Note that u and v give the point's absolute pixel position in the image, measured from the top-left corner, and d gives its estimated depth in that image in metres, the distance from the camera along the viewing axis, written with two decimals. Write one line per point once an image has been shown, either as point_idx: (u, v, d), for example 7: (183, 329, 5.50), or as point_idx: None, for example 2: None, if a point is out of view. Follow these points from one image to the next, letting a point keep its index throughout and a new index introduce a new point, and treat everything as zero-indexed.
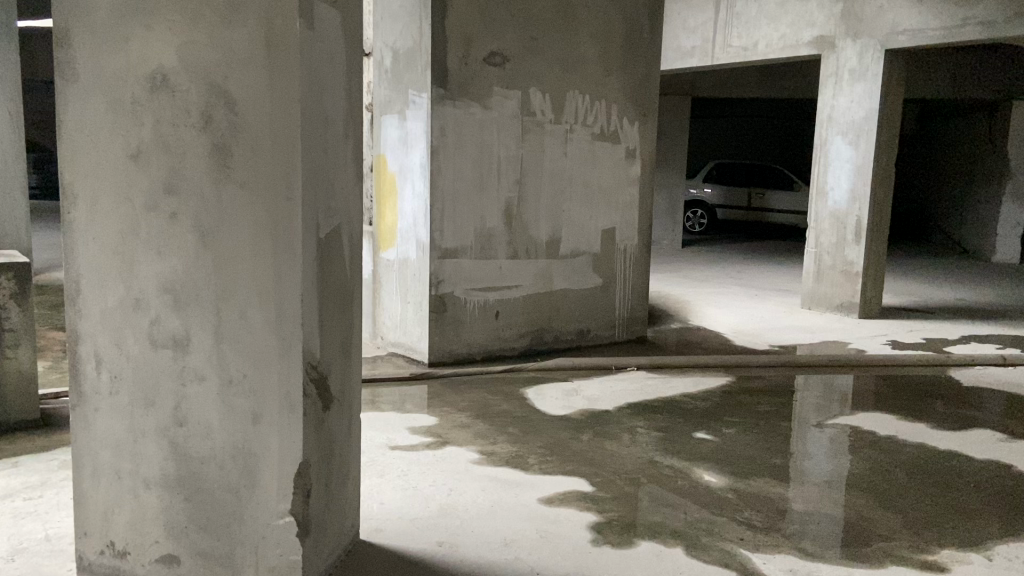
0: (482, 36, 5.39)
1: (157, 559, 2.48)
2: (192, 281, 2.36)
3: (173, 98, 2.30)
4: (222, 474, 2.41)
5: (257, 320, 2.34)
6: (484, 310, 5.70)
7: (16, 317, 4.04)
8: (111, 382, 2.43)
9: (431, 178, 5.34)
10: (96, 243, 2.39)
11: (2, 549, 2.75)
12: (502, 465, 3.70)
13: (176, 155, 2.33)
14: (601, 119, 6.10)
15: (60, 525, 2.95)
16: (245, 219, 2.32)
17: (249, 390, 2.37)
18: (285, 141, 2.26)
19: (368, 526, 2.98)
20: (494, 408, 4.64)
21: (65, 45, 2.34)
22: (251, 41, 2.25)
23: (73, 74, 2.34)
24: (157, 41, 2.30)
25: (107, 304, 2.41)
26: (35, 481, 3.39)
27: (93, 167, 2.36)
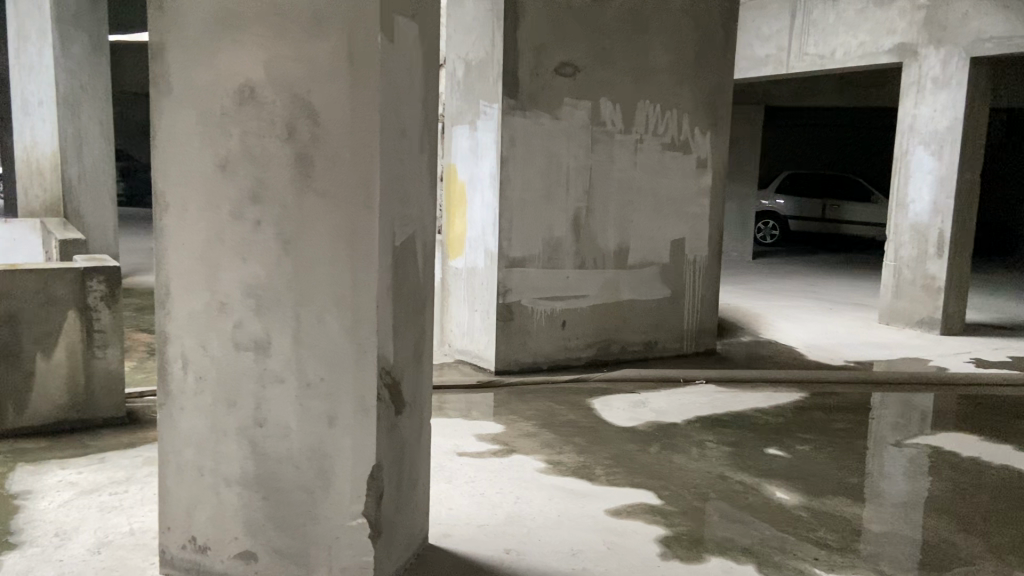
0: (553, 47, 5.42)
1: (236, 555, 2.57)
2: (274, 287, 2.44)
3: (259, 109, 2.40)
4: (298, 474, 2.48)
5: (333, 326, 2.41)
6: (551, 319, 5.71)
7: (106, 318, 4.24)
8: (196, 382, 2.54)
9: (501, 188, 5.39)
10: (184, 249, 2.50)
11: (90, 541, 2.89)
12: (569, 475, 3.70)
13: (261, 164, 2.42)
14: (672, 129, 6.05)
15: (144, 520, 3.08)
16: (324, 227, 2.39)
17: (326, 393, 2.43)
18: (365, 153, 2.33)
19: (437, 531, 3.01)
20: (560, 418, 4.64)
21: (158, 59, 2.46)
22: (334, 54, 2.33)
23: (167, 86, 2.46)
24: (245, 55, 2.40)
25: (193, 307, 2.51)
26: (120, 476, 3.54)
27: (182, 175, 2.47)
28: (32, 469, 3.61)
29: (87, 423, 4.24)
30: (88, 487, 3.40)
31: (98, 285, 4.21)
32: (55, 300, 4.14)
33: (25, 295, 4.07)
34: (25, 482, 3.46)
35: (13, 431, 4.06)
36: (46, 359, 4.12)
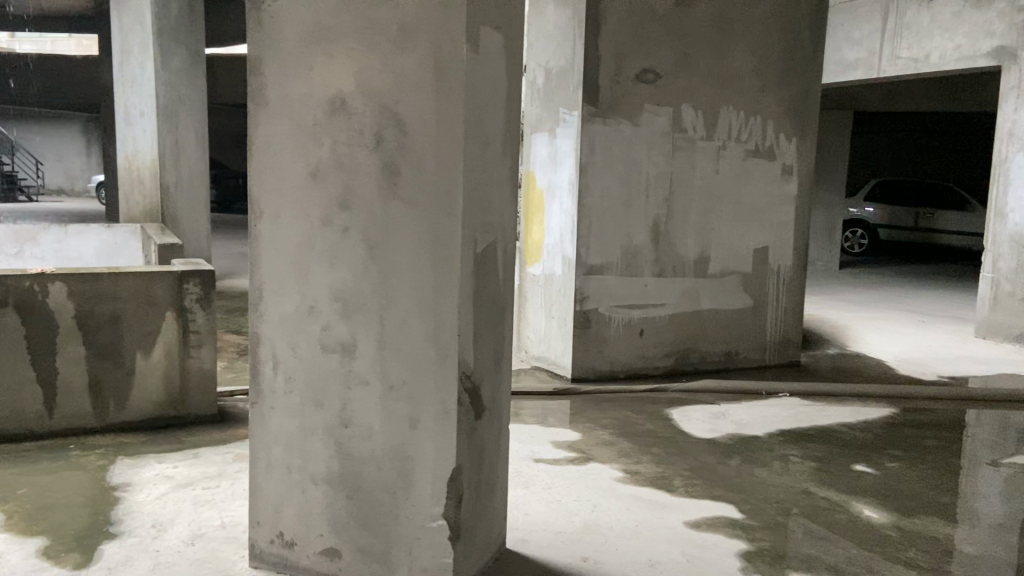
0: (634, 54, 5.40)
1: (321, 552, 2.65)
2: (360, 291, 2.51)
3: (349, 120, 2.48)
4: (381, 474, 2.54)
5: (416, 330, 2.46)
6: (629, 328, 5.68)
7: (201, 320, 4.44)
8: (285, 382, 2.63)
9: (580, 195, 5.39)
10: (276, 253, 2.60)
11: (184, 533, 3.02)
12: (648, 485, 3.66)
13: (350, 172, 2.50)
14: (756, 136, 5.94)
15: (235, 514, 3.21)
16: (409, 232, 2.44)
17: (408, 396, 2.49)
18: (450, 161, 2.38)
19: (514, 536, 3.04)
20: (638, 427, 4.61)
21: (256, 71, 2.57)
22: (421, 66, 2.38)
23: (263, 98, 2.57)
24: (336, 68, 2.48)
25: (284, 310, 2.61)
26: (213, 471, 3.70)
27: (276, 183, 2.58)
28: (132, 462, 3.81)
29: (182, 419, 4.44)
30: (183, 481, 3.56)
31: (194, 287, 4.41)
32: (154, 301, 4.34)
33: (127, 297, 4.28)
34: (125, 475, 3.65)
35: (114, 425, 4.29)
36: (146, 357, 4.33)
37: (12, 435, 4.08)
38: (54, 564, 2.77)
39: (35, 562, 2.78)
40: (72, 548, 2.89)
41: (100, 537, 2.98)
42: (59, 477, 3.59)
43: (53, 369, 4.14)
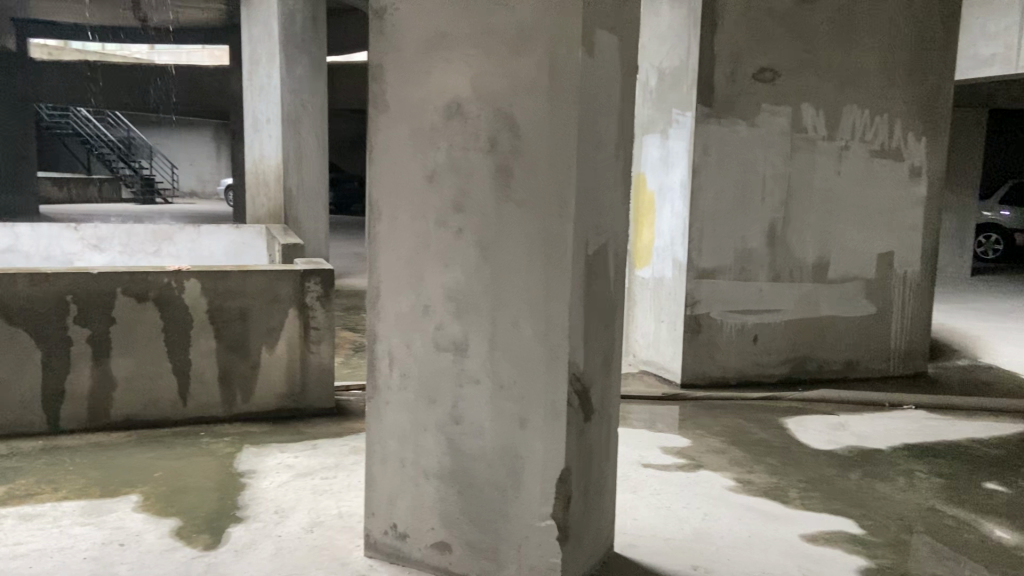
0: (751, 53, 5.27)
1: (433, 545, 2.72)
2: (473, 291, 2.56)
3: (465, 124, 2.53)
4: (491, 472, 2.58)
5: (526, 331, 2.48)
6: (742, 334, 5.53)
7: (321, 316, 4.64)
8: (400, 379, 2.73)
9: (692, 198, 5.29)
10: (394, 254, 2.69)
11: (304, 520, 3.17)
12: (761, 496, 3.56)
13: (465, 175, 2.55)
14: (881, 135, 5.67)
15: (351, 504, 3.33)
16: (521, 234, 2.47)
17: (518, 396, 2.51)
18: (562, 163, 2.39)
19: (623, 540, 3.02)
20: (750, 436, 4.48)
21: (378, 79, 2.67)
22: (536, 70, 2.40)
23: (383, 104, 2.66)
24: (454, 74, 2.54)
25: (400, 308, 2.70)
26: (331, 462, 3.86)
27: (395, 186, 2.67)
28: (257, 451, 4.02)
29: (301, 412, 4.65)
30: (304, 470, 3.73)
31: (314, 286, 4.61)
32: (278, 299, 4.57)
33: (253, 294, 4.52)
34: (251, 462, 3.86)
35: (240, 415, 4.53)
36: (269, 351, 4.56)
37: (150, 422, 4.37)
38: (187, 544, 2.95)
39: (170, 541, 2.98)
40: (202, 530, 3.08)
41: (228, 521, 3.16)
42: (192, 463, 3.83)
43: (187, 360, 4.41)
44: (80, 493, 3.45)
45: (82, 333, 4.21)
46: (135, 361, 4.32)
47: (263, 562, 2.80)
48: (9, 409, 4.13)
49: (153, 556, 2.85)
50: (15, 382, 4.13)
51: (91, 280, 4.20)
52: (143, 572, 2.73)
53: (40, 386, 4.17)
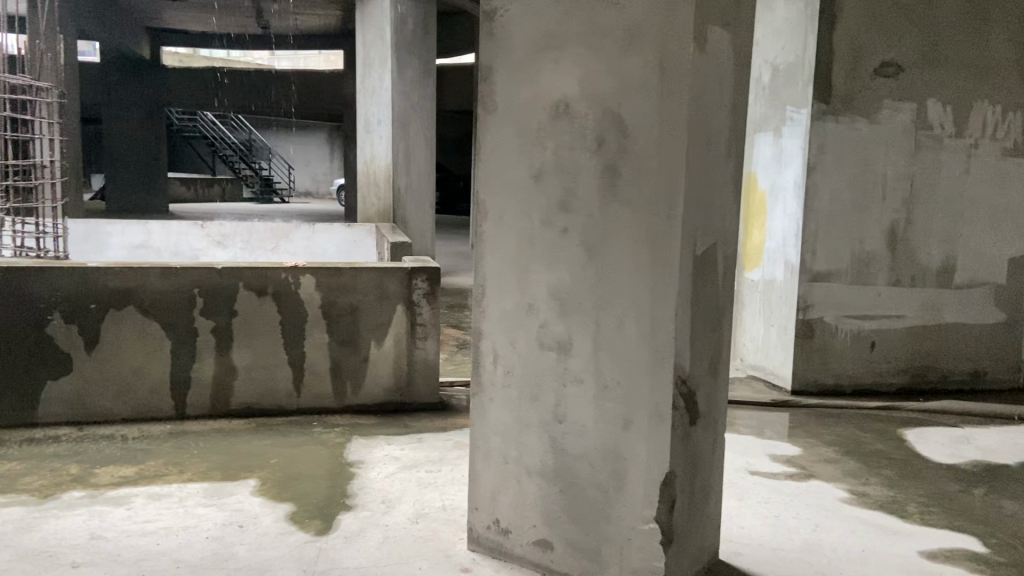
0: (872, 47, 5.04)
1: (534, 542, 2.73)
2: (577, 291, 2.56)
3: (573, 123, 2.53)
4: (594, 473, 2.57)
5: (631, 331, 2.46)
6: (858, 340, 5.29)
7: (427, 313, 4.75)
8: (504, 376, 2.76)
9: (806, 198, 5.10)
10: (500, 252, 2.72)
11: (410, 511, 3.25)
12: (876, 509, 3.40)
13: (571, 175, 2.55)
14: (1015, 132, 5.31)
15: (454, 497, 3.40)
16: (627, 234, 2.45)
17: (622, 397, 2.49)
18: (670, 163, 2.35)
19: (728, 548, 2.95)
20: (865, 446, 4.29)
21: (486, 80, 2.71)
22: (646, 69, 2.38)
23: (491, 105, 2.70)
24: (562, 73, 2.55)
25: (505, 306, 2.73)
26: (435, 456, 3.95)
27: (502, 185, 2.70)
28: (365, 442, 4.15)
29: (408, 406, 4.78)
30: (409, 463, 3.83)
31: (421, 284, 4.73)
32: (387, 295, 4.71)
33: (364, 290, 4.67)
34: (360, 452, 3.99)
35: (350, 407, 4.69)
36: (378, 346, 4.71)
37: (267, 410, 4.58)
38: (300, 528, 3.09)
39: (284, 525, 3.12)
40: (314, 516, 3.21)
41: (338, 508, 3.28)
42: (305, 451, 4.00)
43: (301, 353, 4.60)
44: (203, 475, 3.66)
45: (206, 325, 4.46)
46: (254, 353, 4.54)
47: (371, 550, 2.90)
48: (142, 395, 4.42)
49: (269, 539, 2.99)
50: (146, 369, 4.41)
51: (216, 274, 4.44)
52: (260, 553, 2.87)
53: (169, 374, 4.44)
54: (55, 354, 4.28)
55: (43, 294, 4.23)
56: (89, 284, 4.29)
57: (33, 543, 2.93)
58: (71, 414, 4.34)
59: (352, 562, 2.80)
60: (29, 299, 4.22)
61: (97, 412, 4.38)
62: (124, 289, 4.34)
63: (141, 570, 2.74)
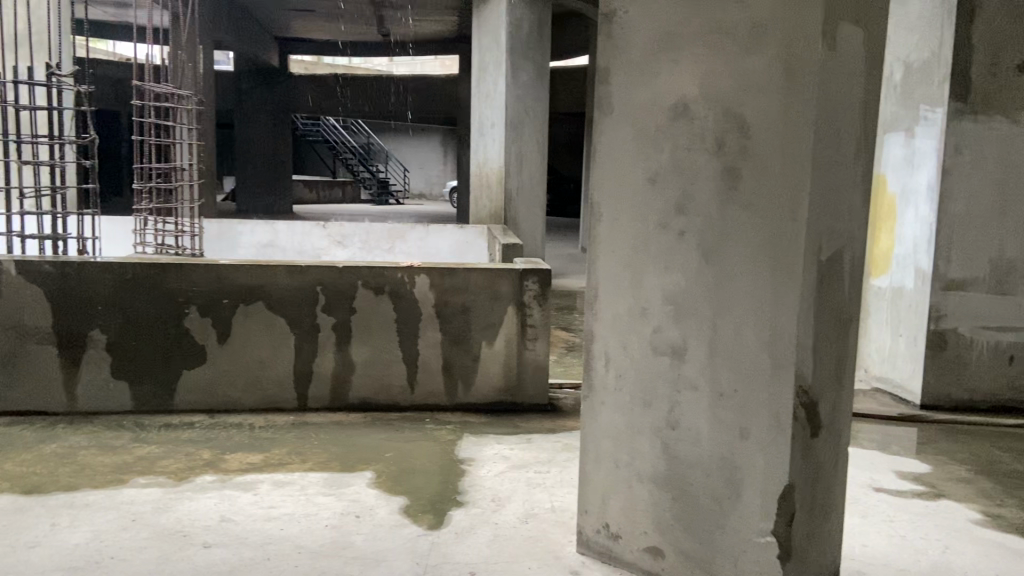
0: (1016, 41, 4.70)
1: (645, 549, 2.70)
2: (693, 295, 2.51)
3: (691, 124, 2.49)
4: (708, 481, 2.52)
5: (750, 337, 2.39)
6: (996, 353, 4.95)
7: (538, 315, 4.77)
8: (616, 380, 2.74)
9: (940, 202, 4.82)
10: (614, 255, 2.71)
11: (519, 510, 3.28)
12: (1015, 534, 3.17)
13: (689, 178, 2.51)
14: None
15: (564, 499, 3.40)
16: (747, 238, 2.38)
17: (739, 405, 2.42)
18: (795, 166, 2.27)
19: (850, 566, 2.82)
20: (1002, 466, 4.01)
21: (604, 81, 2.70)
22: (771, 68, 2.31)
23: (608, 106, 2.69)
24: (682, 74, 2.51)
25: (618, 309, 2.72)
26: (544, 457, 3.97)
27: (617, 188, 2.68)
28: (476, 440, 4.22)
29: (518, 406, 4.82)
30: (519, 462, 3.86)
31: (532, 285, 4.76)
32: (499, 296, 4.77)
33: (476, 290, 4.75)
34: (471, 450, 4.06)
35: (461, 406, 4.78)
36: (489, 346, 4.77)
37: (382, 405, 4.73)
38: (414, 521, 3.17)
39: (399, 517, 3.21)
40: (427, 510, 3.28)
41: (450, 504, 3.35)
42: (418, 446, 4.11)
43: (415, 351, 4.72)
44: (322, 466, 3.82)
45: (327, 321, 4.65)
46: (371, 349, 4.69)
47: (482, 547, 2.94)
48: (268, 386, 4.65)
49: (384, 530, 3.09)
50: (272, 362, 4.64)
51: (336, 273, 4.63)
52: (375, 544, 2.96)
53: (292, 367, 4.66)
54: (191, 346, 4.57)
55: (181, 289, 4.53)
56: (222, 280, 4.55)
57: (170, 522, 3.13)
58: (204, 402, 4.61)
59: (464, 558, 2.85)
60: (170, 294, 4.52)
61: (227, 401, 4.64)
62: (253, 286, 4.58)
63: (265, 553, 2.89)
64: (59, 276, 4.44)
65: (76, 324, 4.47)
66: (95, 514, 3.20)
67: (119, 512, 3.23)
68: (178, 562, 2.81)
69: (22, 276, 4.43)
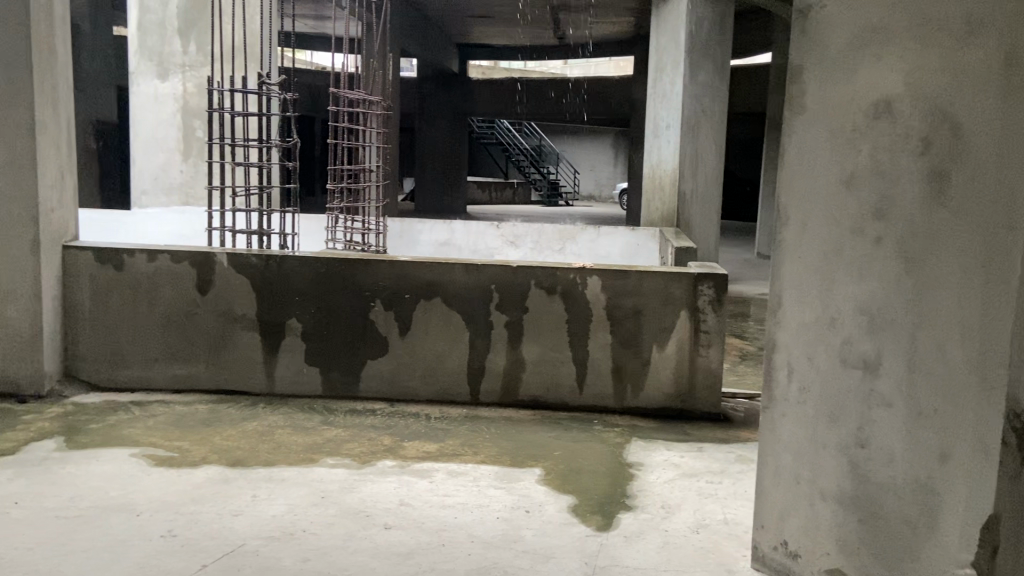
0: None
1: (827, 571, 2.56)
2: (889, 306, 2.35)
3: (894, 124, 2.33)
4: (901, 505, 2.33)
5: (954, 354, 2.18)
6: None
7: (712, 320, 4.65)
8: (800, 392, 2.63)
9: None
10: (802, 262, 2.59)
11: (690, 520, 3.22)
12: None
13: (889, 180, 2.35)
14: None
15: (737, 512, 3.30)
16: (955, 245, 2.18)
17: (939, 426, 2.23)
18: (1014, 166, 2.05)
19: None
20: None
21: (797, 80, 2.60)
22: (989, 61, 2.10)
23: (801, 105, 2.58)
24: (886, 70, 2.36)
25: (805, 318, 2.60)
26: (716, 467, 3.86)
27: (808, 191, 2.57)
28: (645, 445, 4.17)
29: (688, 413, 4.72)
30: (689, 471, 3.78)
31: (708, 290, 4.65)
32: (672, 300, 4.68)
33: (649, 293, 4.69)
34: (640, 455, 4.02)
35: (630, 409, 4.74)
36: (660, 350, 4.70)
37: (552, 404, 4.79)
38: (582, 521, 3.19)
39: (568, 516, 3.24)
40: (595, 511, 3.29)
41: (618, 507, 3.34)
42: (586, 447, 4.12)
43: (585, 351, 4.74)
44: (493, 459, 3.93)
45: (500, 319, 4.78)
46: (542, 348, 4.77)
47: (651, 553, 2.92)
48: (443, 378, 4.84)
49: (553, 527, 3.13)
50: (447, 356, 4.83)
51: (511, 272, 4.74)
52: (544, 540, 3.01)
53: (467, 362, 4.82)
54: (375, 337, 4.84)
55: (368, 283, 4.81)
56: (404, 276, 4.80)
57: (354, 502, 3.34)
58: (384, 391, 4.88)
59: (633, 562, 2.84)
60: (358, 288, 4.82)
61: (406, 392, 4.87)
62: (432, 282, 4.79)
63: (441, 539, 3.01)
64: (263, 268, 4.85)
65: (275, 313, 4.87)
66: (289, 489, 3.48)
67: (310, 488, 3.48)
68: (362, 540, 2.99)
69: (232, 266, 4.86)
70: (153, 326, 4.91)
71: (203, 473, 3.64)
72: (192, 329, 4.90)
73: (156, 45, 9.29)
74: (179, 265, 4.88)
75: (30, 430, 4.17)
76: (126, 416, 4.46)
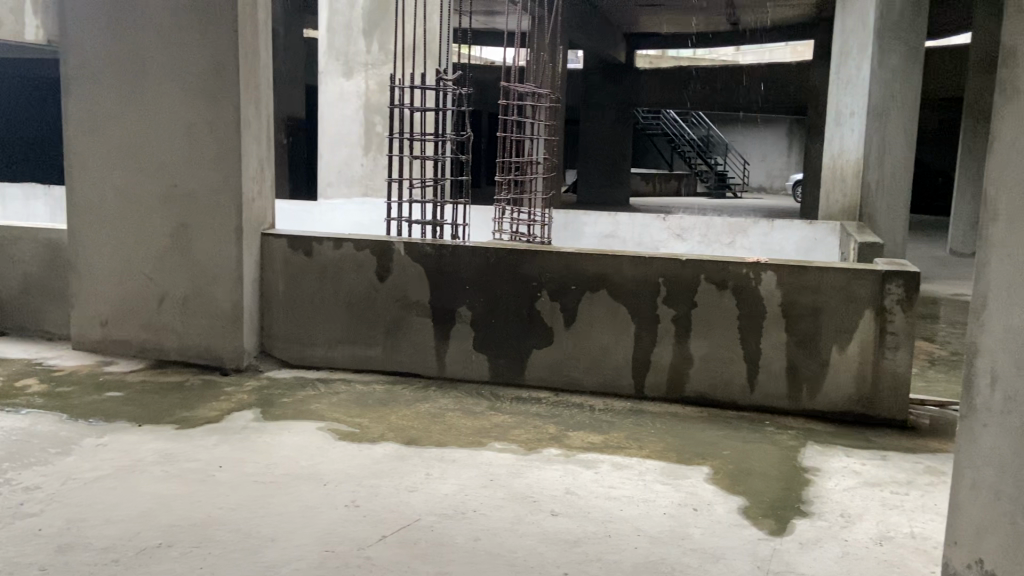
0: None
1: None
2: None
3: None
4: None
5: None
6: None
7: (900, 322, 4.35)
8: (1004, 401, 2.23)
9: None
10: (1013, 260, 2.20)
11: (872, 531, 3.04)
12: None
13: None
14: None
15: (926, 527, 3.08)
16: None
17: None
18: None
19: None
20: None
21: (1009, 58, 2.20)
22: None
23: (1013, 86, 2.19)
24: None
25: (1013, 321, 2.20)
26: (901, 478, 3.61)
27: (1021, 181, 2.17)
28: (822, 450, 3.98)
29: (871, 419, 4.44)
30: (871, 480, 3.56)
31: (896, 288, 4.35)
32: (856, 298, 4.41)
33: (829, 291, 4.45)
34: (817, 460, 3.83)
35: (805, 411, 4.54)
36: (841, 351, 4.45)
37: (720, 402, 4.66)
38: (753, 524, 3.09)
39: (738, 517, 3.15)
40: (768, 515, 3.17)
41: (794, 512, 3.20)
42: (757, 448, 3.98)
43: (758, 350, 4.58)
44: (659, 454, 3.88)
45: (667, 312, 4.70)
46: (711, 344, 4.65)
47: (828, 563, 2.78)
48: (608, 370, 4.84)
49: (724, 527, 3.05)
50: (613, 349, 4.82)
51: (681, 266, 4.65)
52: (714, 539, 2.95)
53: (632, 355, 4.79)
54: (542, 327, 4.92)
55: (535, 274, 4.89)
56: (571, 268, 4.83)
57: (522, 487, 3.42)
58: (549, 380, 4.94)
59: (809, 570, 2.73)
60: (526, 278, 4.91)
61: (571, 382, 4.91)
62: (598, 275, 4.79)
63: (607, 529, 3.02)
64: (437, 257, 5.05)
65: (447, 300, 5.06)
66: (460, 470, 3.61)
67: (480, 471, 3.60)
68: (530, 524, 3.05)
69: (408, 254, 5.10)
70: (337, 310, 5.24)
71: (381, 450, 3.86)
72: (372, 313, 5.19)
73: (342, 45, 9.88)
74: (361, 253, 5.17)
75: (231, 401, 4.58)
76: (313, 392, 4.81)
